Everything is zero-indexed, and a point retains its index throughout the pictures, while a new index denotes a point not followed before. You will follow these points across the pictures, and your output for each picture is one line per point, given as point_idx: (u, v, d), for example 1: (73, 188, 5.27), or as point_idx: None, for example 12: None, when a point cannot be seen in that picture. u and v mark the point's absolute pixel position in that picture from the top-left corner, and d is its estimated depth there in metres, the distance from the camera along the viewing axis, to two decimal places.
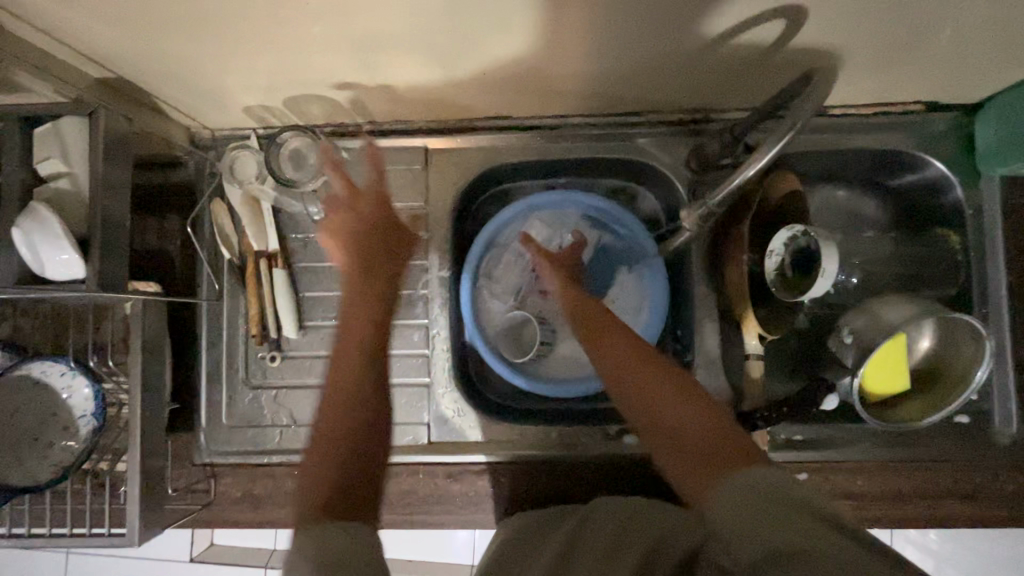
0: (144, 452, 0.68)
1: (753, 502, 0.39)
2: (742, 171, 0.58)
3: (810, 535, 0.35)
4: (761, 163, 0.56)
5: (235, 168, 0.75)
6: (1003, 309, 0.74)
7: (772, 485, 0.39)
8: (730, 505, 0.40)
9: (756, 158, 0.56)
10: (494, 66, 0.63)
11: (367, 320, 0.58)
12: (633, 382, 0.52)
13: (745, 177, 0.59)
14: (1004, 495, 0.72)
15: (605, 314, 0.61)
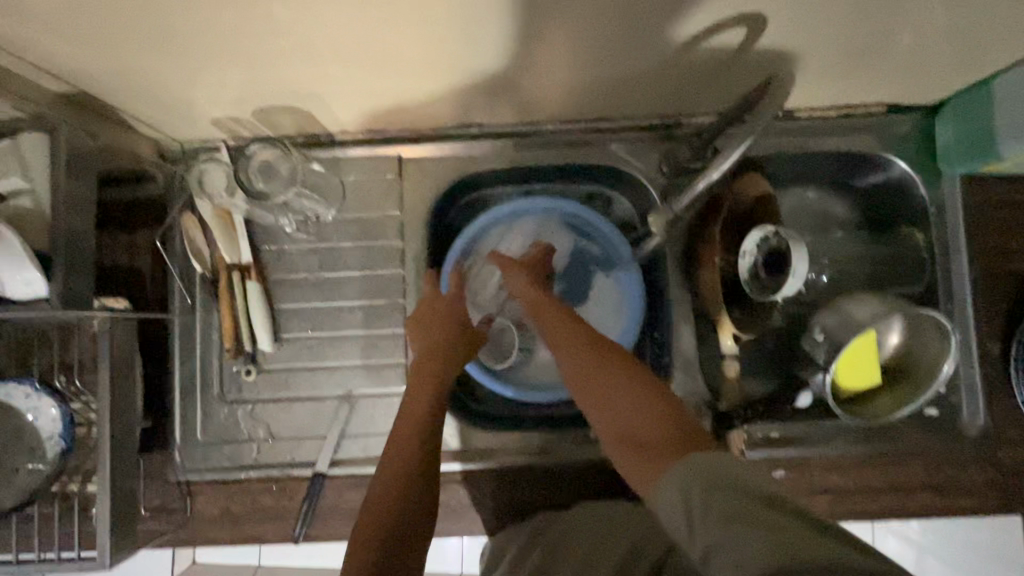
0: (114, 472, 0.66)
1: (721, 497, 0.39)
2: (707, 174, 0.59)
3: (766, 521, 0.36)
4: (726, 165, 0.58)
5: (204, 181, 0.75)
6: (968, 304, 0.76)
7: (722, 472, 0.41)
8: (701, 504, 0.40)
9: (720, 160, 0.58)
10: (464, 76, 0.63)
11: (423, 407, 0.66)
12: (604, 394, 0.56)
13: (710, 180, 0.60)
14: (974, 486, 0.74)
15: (575, 325, 0.64)
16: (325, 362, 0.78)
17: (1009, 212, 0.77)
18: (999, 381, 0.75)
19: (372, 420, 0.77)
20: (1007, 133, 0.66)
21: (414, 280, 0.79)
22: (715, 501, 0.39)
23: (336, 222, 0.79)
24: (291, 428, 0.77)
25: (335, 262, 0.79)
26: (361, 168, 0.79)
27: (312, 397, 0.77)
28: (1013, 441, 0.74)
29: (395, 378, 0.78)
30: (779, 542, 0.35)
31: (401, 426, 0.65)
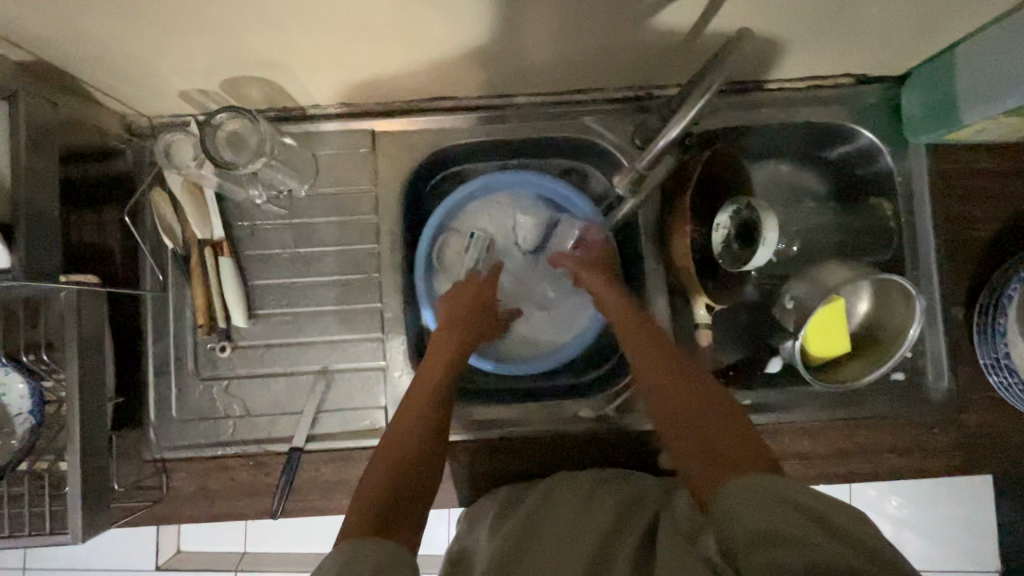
0: (86, 448, 0.66)
1: (780, 511, 0.44)
2: (664, 134, 0.61)
3: (799, 526, 0.43)
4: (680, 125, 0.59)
5: (171, 152, 0.72)
6: (933, 271, 0.77)
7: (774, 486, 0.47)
8: (756, 505, 0.46)
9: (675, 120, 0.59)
10: (433, 45, 0.63)
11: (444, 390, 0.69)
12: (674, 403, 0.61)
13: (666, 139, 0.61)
14: (941, 448, 0.76)
15: (650, 337, 0.69)
16: (301, 338, 0.78)
17: (975, 180, 0.78)
18: (963, 346, 0.77)
19: (349, 394, 0.78)
20: (968, 101, 0.68)
21: (388, 254, 0.79)
22: (778, 514, 0.44)
23: (309, 197, 0.79)
24: (266, 404, 0.77)
25: (310, 238, 0.79)
26: (334, 142, 0.79)
27: (288, 373, 0.77)
28: (978, 404, 0.76)
29: (372, 352, 0.78)
30: (820, 557, 0.40)
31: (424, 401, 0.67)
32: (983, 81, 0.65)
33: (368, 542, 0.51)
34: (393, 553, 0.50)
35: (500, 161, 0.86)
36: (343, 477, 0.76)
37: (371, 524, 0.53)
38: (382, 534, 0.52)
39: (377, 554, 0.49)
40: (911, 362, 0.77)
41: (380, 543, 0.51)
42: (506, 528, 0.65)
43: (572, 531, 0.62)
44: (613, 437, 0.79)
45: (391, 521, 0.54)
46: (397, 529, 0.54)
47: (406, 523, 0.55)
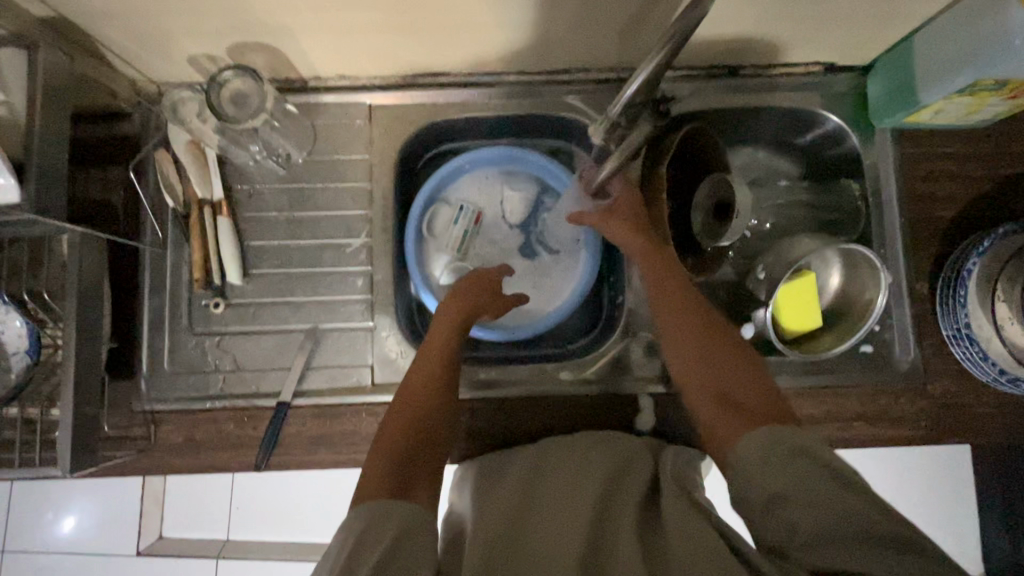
0: (78, 391, 0.68)
1: (787, 466, 0.54)
2: (632, 83, 0.59)
3: (814, 481, 0.52)
4: (644, 77, 0.57)
5: (178, 109, 0.79)
6: (898, 248, 0.81)
7: (791, 444, 0.56)
8: (775, 463, 0.55)
9: (638, 71, 0.57)
10: (430, 17, 0.67)
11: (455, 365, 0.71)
12: (705, 361, 0.67)
13: (635, 88, 0.59)
14: (906, 416, 0.79)
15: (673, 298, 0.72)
16: (293, 297, 0.81)
17: (940, 163, 0.82)
18: (929, 321, 0.80)
19: (338, 352, 0.80)
20: (926, 82, 0.73)
21: (380, 219, 0.82)
22: (788, 468, 0.54)
23: (306, 163, 0.83)
24: (256, 359, 0.79)
25: (306, 202, 0.82)
26: (332, 113, 0.83)
27: (279, 330, 0.80)
28: (943, 374, 0.79)
29: (361, 313, 0.81)
30: (836, 518, 0.49)
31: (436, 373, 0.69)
32: (938, 62, 0.70)
33: (386, 506, 0.56)
34: (408, 518, 0.55)
35: (491, 140, 0.91)
36: (327, 432, 0.77)
37: (390, 489, 0.59)
38: (401, 497, 0.58)
39: (394, 519, 0.54)
40: (879, 334, 0.81)
41: (400, 506, 0.57)
42: (506, 484, 0.69)
43: (571, 487, 0.67)
44: (595, 400, 0.81)
45: (409, 484, 0.60)
46: (412, 491, 0.59)
47: (420, 483, 0.61)
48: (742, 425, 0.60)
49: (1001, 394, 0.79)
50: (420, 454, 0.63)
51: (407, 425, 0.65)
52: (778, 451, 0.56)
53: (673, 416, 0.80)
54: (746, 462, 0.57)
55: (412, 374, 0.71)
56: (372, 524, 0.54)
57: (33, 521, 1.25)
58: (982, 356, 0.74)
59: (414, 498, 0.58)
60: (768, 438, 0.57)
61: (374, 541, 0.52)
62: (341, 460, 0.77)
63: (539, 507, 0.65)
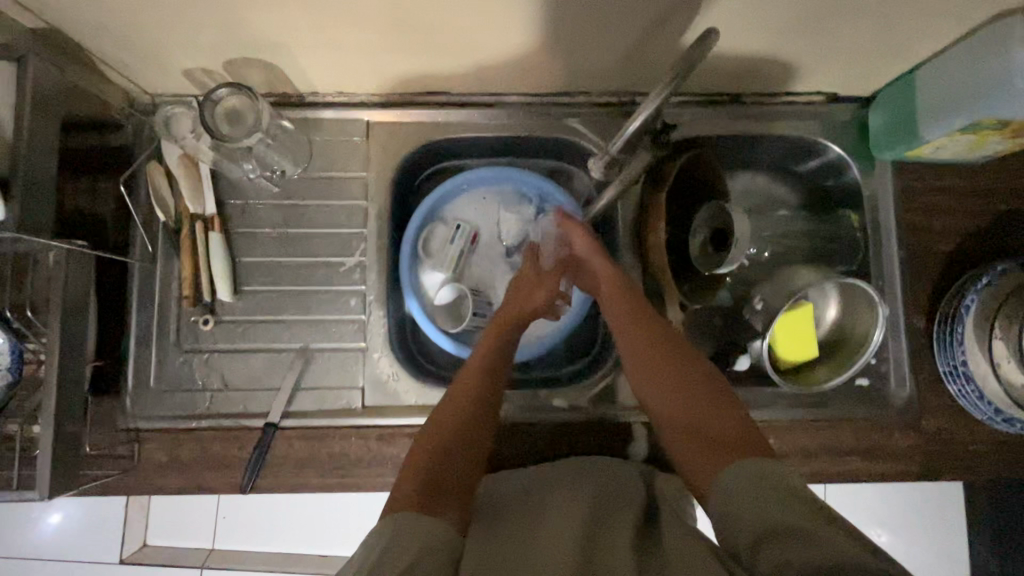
0: (60, 410, 0.66)
1: (774, 501, 0.55)
2: (632, 120, 0.59)
3: (804, 519, 0.52)
4: (644, 115, 0.57)
5: (172, 125, 0.78)
6: (897, 281, 0.81)
7: (784, 483, 0.57)
8: (763, 499, 0.56)
9: (638, 110, 0.57)
10: (430, 37, 0.66)
11: (485, 384, 0.72)
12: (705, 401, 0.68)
13: (634, 126, 0.59)
14: (901, 452, 0.78)
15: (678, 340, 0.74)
16: (284, 315, 0.79)
17: (939, 197, 0.82)
18: (926, 355, 0.80)
19: (328, 373, 0.79)
20: (928, 119, 0.73)
21: (375, 237, 0.81)
22: (780, 504, 0.54)
23: (301, 179, 0.81)
24: (245, 378, 0.78)
25: (300, 219, 0.81)
26: (329, 129, 0.82)
27: (269, 349, 0.78)
28: (939, 411, 0.79)
29: (353, 333, 0.80)
30: (828, 552, 0.48)
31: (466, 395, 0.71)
32: (940, 100, 0.70)
33: (415, 519, 0.58)
34: (432, 537, 0.57)
35: (490, 159, 0.90)
36: (314, 454, 0.76)
37: (421, 503, 0.60)
38: (428, 511, 0.60)
39: (416, 536, 0.56)
40: (875, 367, 0.80)
41: (425, 521, 0.58)
42: (506, 515, 0.68)
43: (566, 508, 0.65)
44: (589, 427, 0.80)
45: (438, 499, 0.62)
46: (441, 505, 0.61)
47: (446, 502, 0.62)
48: (720, 458, 0.62)
49: (997, 433, 0.78)
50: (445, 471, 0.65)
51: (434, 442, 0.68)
52: (765, 481, 0.57)
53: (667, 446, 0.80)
54: (733, 496, 0.58)
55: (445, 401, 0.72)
56: (396, 537, 0.56)
57: (15, 527, 1.22)
58: (978, 396, 0.74)
59: (442, 515, 0.60)
60: (751, 467, 0.59)
61: (396, 555, 0.53)
62: (328, 483, 0.76)
63: (529, 531, 0.64)
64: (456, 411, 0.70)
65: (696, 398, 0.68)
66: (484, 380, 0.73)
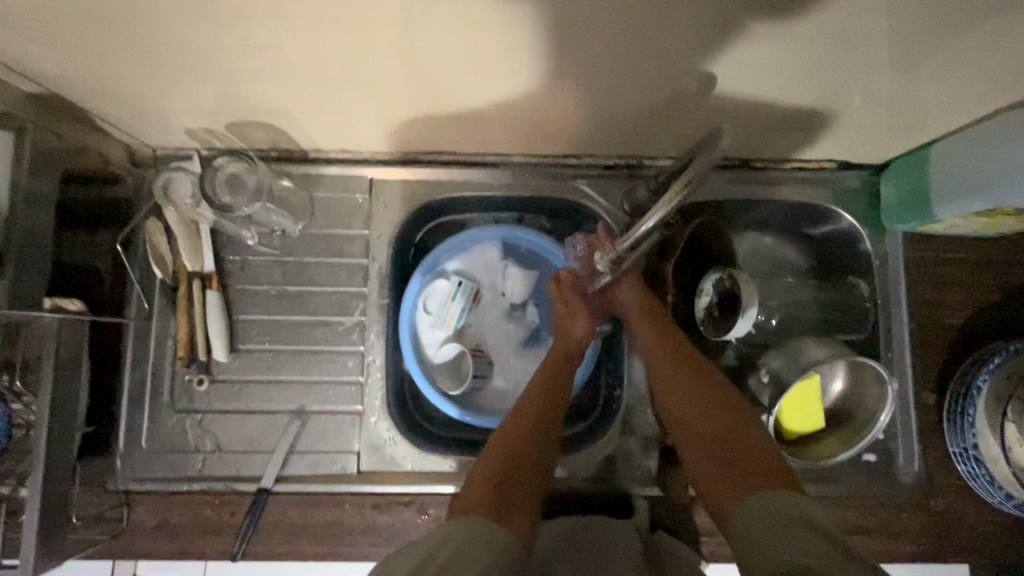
0: (49, 477, 0.64)
1: (805, 534, 0.53)
2: (644, 220, 0.56)
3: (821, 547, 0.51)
4: (660, 215, 0.54)
5: (169, 188, 0.74)
6: (906, 353, 0.79)
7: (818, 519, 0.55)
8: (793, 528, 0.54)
9: (654, 209, 0.54)
10: (440, 103, 0.65)
11: (542, 409, 0.72)
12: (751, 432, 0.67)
13: (646, 226, 0.56)
14: (908, 531, 0.76)
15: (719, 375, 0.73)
16: (280, 375, 0.78)
17: (950, 268, 0.81)
18: (935, 430, 0.78)
19: (324, 437, 0.77)
20: (939, 198, 0.72)
21: (376, 296, 0.80)
22: (804, 538, 0.52)
23: (301, 236, 0.80)
24: (239, 440, 0.76)
25: (300, 276, 0.80)
26: (331, 186, 0.81)
27: (264, 410, 0.77)
28: (946, 490, 0.77)
29: (350, 395, 0.78)
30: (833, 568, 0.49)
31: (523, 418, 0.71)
32: (953, 182, 0.69)
33: (479, 528, 0.58)
34: (503, 545, 0.57)
35: (494, 215, 0.89)
36: (307, 521, 0.75)
37: (487, 512, 0.60)
38: (499, 523, 0.60)
39: (486, 543, 0.56)
40: (883, 442, 0.78)
41: (493, 532, 0.58)
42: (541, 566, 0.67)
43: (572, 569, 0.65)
44: (583, 494, 0.79)
45: (505, 512, 0.62)
46: (507, 518, 0.61)
47: (513, 515, 0.62)
48: (755, 485, 0.61)
49: (1006, 513, 0.77)
50: (505, 483, 0.64)
51: (495, 455, 0.68)
52: (780, 518, 0.55)
53: (672, 517, 0.78)
54: (767, 518, 0.56)
55: (504, 425, 0.71)
56: (471, 540, 0.56)
57: None
58: (989, 480, 0.72)
59: (509, 527, 0.60)
60: (775, 500, 0.58)
61: (469, 559, 0.53)
62: (322, 552, 0.74)
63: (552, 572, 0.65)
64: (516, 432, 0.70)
65: (742, 426, 0.67)
66: (544, 408, 0.72)
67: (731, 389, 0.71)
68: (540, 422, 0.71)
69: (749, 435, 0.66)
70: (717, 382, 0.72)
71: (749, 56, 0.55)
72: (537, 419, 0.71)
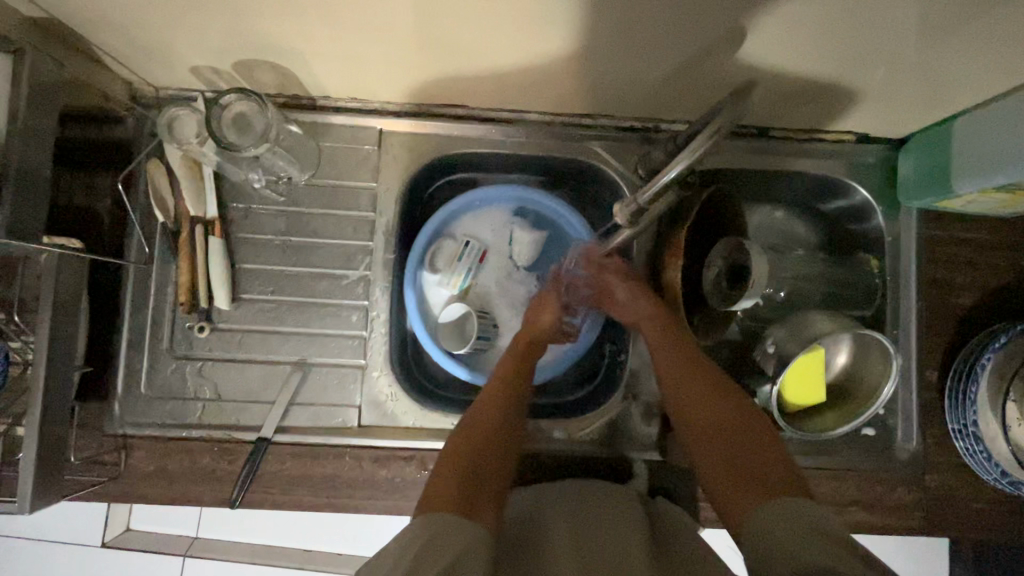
0: (46, 418, 0.63)
1: (812, 540, 0.52)
2: (664, 171, 0.56)
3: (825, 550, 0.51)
4: (677, 168, 0.55)
5: (174, 127, 0.71)
6: (912, 331, 0.79)
7: (823, 523, 0.54)
8: (801, 534, 0.54)
9: (674, 161, 0.55)
10: (457, 53, 0.63)
11: (509, 400, 0.71)
12: (746, 435, 0.65)
13: (667, 177, 0.57)
14: (903, 507, 0.77)
15: (720, 376, 0.70)
16: (282, 327, 0.77)
17: (962, 249, 0.80)
18: (935, 408, 0.79)
19: (325, 389, 0.76)
20: (962, 172, 0.70)
21: (381, 251, 0.78)
22: (813, 543, 0.52)
23: (307, 186, 0.78)
24: (238, 390, 0.75)
25: (304, 227, 0.78)
26: (340, 136, 0.78)
27: (265, 361, 0.76)
28: (942, 467, 0.78)
29: (353, 349, 0.77)
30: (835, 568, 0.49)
31: (493, 407, 0.70)
32: (980, 155, 0.67)
33: (450, 522, 0.56)
34: (471, 542, 0.55)
35: (504, 175, 0.87)
36: (306, 472, 0.74)
37: (457, 505, 0.59)
38: (468, 516, 0.58)
39: (454, 540, 0.55)
40: (882, 418, 0.79)
41: (464, 525, 0.57)
42: (542, 529, 0.66)
43: (571, 534, 0.64)
44: (583, 459, 0.79)
45: (473, 504, 0.60)
46: (476, 510, 0.59)
47: (482, 506, 0.61)
48: (763, 496, 0.59)
49: (998, 492, 0.78)
50: (472, 473, 0.63)
51: (463, 443, 0.66)
52: (793, 521, 0.55)
53: (669, 481, 0.79)
54: (777, 522, 0.56)
55: (473, 413, 0.69)
56: (435, 538, 0.54)
57: None
58: (986, 457, 0.72)
59: (479, 520, 0.58)
60: (785, 509, 0.57)
61: (433, 558, 0.52)
62: (319, 504, 0.74)
63: (554, 540, 0.64)
64: (487, 422, 0.68)
65: (733, 426, 0.66)
66: (512, 398, 0.71)
67: (737, 392, 0.69)
68: (508, 413, 0.70)
69: (745, 439, 0.64)
70: (715, 380, 0.69)
71: (782, 13, 0.52)
72: (504, 409, 0.70)
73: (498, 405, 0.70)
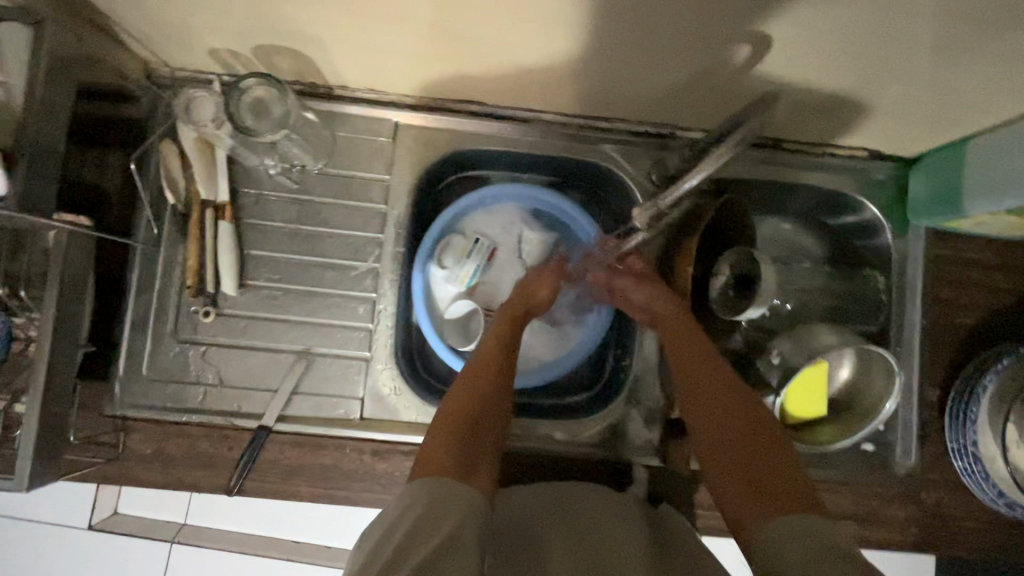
0: (48, 396, 0.63)
1: (827, 561, 0.50)
2: (686, 179, 0.56)
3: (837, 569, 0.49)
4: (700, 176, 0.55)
5: (191, 108, 0.71)
6: (915, 349, 0.80)
7: (836, 540, 0.52)
8: (815, 553, 0.51)
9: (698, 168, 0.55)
10: (478, 49, 0.63)
11: (499, 366, 0.70)
12: (749, 426, 0.64)
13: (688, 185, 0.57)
14: (897, 522, 0.78)
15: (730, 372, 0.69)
16: (288, 315, 0.76)
17: (966, 270, 0.81)
18: (933, 426, 0.79)
19: (327, 380, 0.76)
20: (972, 193, 0.71)
21: (391, 244, 0.78)
22: (823, 564, 0.50)
23: (319, 175, 0.78)
24: (240, 376, 0.75)
25: (315, 216, 0.78)
26: (354, 126, 0.78)
27: (269, 348, 0.76)
28: (938, 484, 0.79)
29: (358, 341, 0.77)
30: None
31: (483, 374, 0.68)
32: (991, 176, 0.68)
33: (447, 490, 0.55)
34: (468, 508, 0.54)
35: (516, 174, 0.87)
36: (305, 462, 0.74)
37: (453, 470, 0.57)
38: (465, 481, 0.56)
39: (451, 506, 0.53)
40: (882, 434, 0.79)
41: (461, 493, 0.55)
42: (542, 529, 0.66)
43: (571, 535, 0.64)
44: (584, 461, 0.79)
45: (470, 469, 0.58)
46: (473, 474, 0.58)
47: (479, 471, 0.59)
48: (771, 507, 0.57)
49: (991, 512, 0.78)
50: (465, 438, 0.61)
51: (454, 408, 0.65)
52: (806, 535, 0.53)
53: (668, 487, 0.79)
54: (791, 534, 0.54)
55: (466, 380, 0.68)
56: (433, 506, 0.53)
57: None
58: (984, 477, 0.73)
59: (477, 485, 0.57)
60: (799, 523, 0.54)
61: (430, 527, 0.51)
62: (316, 494, 0.74)
63: (554, 539, 0.64)
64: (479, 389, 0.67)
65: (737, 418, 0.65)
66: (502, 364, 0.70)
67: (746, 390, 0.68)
68: (499, 378, 0.69)
69: (751, 434, 0.63)
70: (720, 372, 0.69)
71: (806, 27, 0.53)
72: (496, 375, 0.69)
73: (488, 372, 0.69)
